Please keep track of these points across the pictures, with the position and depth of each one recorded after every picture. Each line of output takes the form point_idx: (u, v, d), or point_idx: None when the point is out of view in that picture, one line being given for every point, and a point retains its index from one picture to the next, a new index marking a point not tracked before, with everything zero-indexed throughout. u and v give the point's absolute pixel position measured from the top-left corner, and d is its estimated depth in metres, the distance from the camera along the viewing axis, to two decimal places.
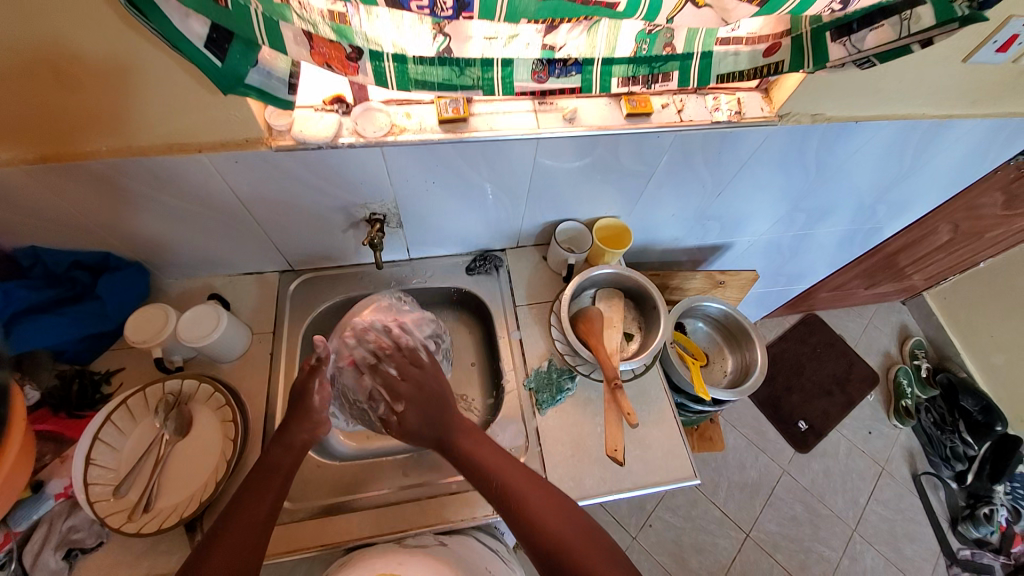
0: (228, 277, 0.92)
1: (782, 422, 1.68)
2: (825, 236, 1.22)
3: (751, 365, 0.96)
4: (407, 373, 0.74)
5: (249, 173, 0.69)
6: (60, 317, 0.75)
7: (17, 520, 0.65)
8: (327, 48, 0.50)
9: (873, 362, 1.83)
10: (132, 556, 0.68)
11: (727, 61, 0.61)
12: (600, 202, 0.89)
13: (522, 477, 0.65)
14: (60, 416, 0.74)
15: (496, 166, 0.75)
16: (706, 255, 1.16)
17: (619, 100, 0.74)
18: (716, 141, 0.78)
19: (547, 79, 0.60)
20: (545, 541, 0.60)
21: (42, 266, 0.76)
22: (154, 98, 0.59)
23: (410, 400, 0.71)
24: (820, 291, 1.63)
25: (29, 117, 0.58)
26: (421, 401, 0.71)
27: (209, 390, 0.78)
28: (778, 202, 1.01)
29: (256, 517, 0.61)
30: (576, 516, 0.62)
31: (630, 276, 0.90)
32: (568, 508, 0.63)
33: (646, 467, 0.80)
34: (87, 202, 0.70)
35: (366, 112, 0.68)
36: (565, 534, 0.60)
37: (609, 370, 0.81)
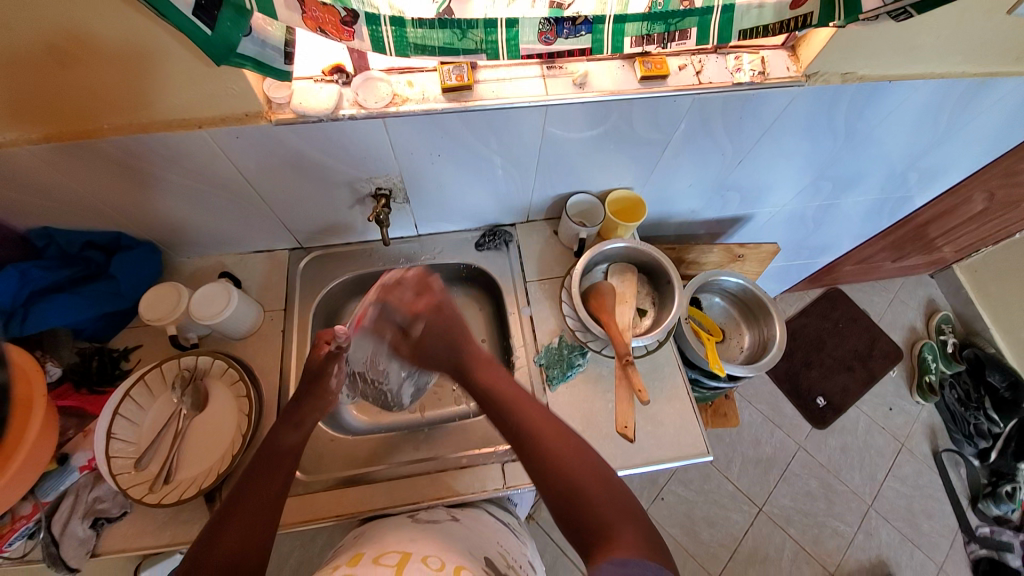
0: (238, 256, 0.92)
1: (800, 398, 1.66)
2: (851, 207, 1.16)
3: (769, 340, 0.94)
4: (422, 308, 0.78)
5: (251, 148, 0.68)
6: (75, 296, 0.76)
7: (45, 491, 0.68)
8: (321, 12, 0.47)
9: (898, 337, 1.77)
10: (156, 525, 0.71)
11: (750, 15, 0.56)
12: (612, 173, 0.86)
13: (536, 413, 0.66)
14: (81, 392, 0.77)
15: (504, 136, 0.72)
16: (724, 227, 1.12)
17: (633, 62, 0.70)
18: (737, 106, 0.73)
19: (555, 40, 0.56)
20: (548, 470, 0.60)
21: (55, 247, 0.77)
22: (150, 71, 0.57)
23: (430, 319, 0.78)
24: (845, 264, 1.57)
25: (28, 98, 0.58)
26: (438, 330, 0.77)
27: (223, 366, 0.79)
28: (803, 170, 0.96)
29: (269, 491, 0.61)
30: (577, 446, 0.63)
31: (644, 250, 0.87)
32: (579, 444, 0.62)
33: (657, 442, 0.79)
34: (94, 180, 0.70)
35: (367, 81, 0.65)
36: (564, 457, 0.61)
37: (621, 346, 0.79)
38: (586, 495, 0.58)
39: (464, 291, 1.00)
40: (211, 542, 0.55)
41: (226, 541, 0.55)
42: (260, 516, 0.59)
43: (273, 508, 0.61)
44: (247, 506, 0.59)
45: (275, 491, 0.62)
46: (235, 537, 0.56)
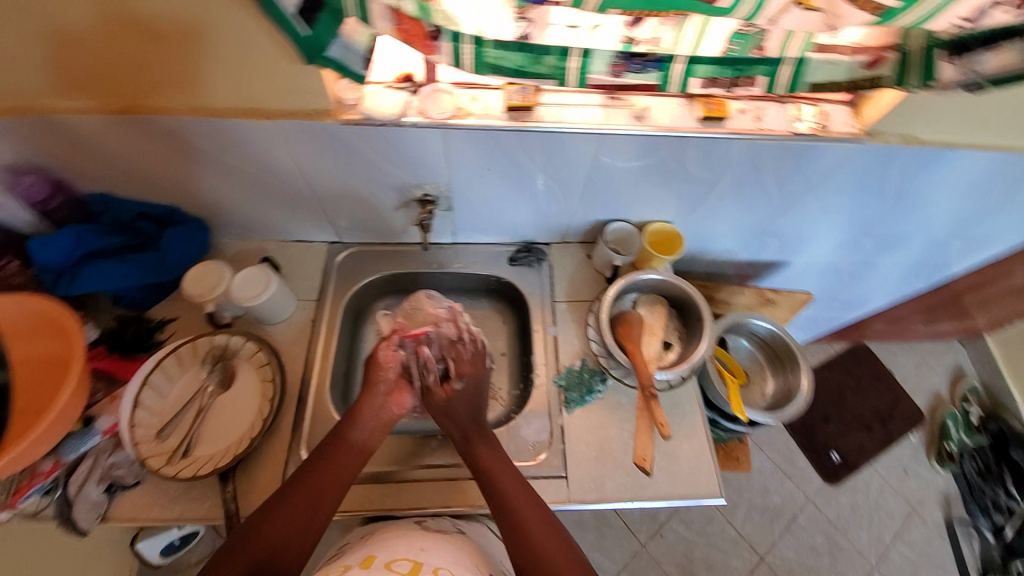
0: (279, 242, 0.94)
1: (813, 451, 1.61)
2: (888, 267, 1.15)
3: (793, 390, 0.92)
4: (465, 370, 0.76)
5: (313, 144, 0.70)
6: (122, 263, 0.79)
7: (67, 450, 0.70)
8: (410, 25, 0.50)
9: (921, 402, 1.72)
10: (166, 497, 0.72)
11: (822, 70, 0.57)
12: (655, 205, 0.86)
13: (515, 486, 0.67)
14: (114, 356, 0.79)
15: (555, 159, 0.73)
16: (757, 270, 1.11)
17: (693, 101, 0.71)
18: (793, 155, 0.74)
19: (624, 73, 0.58)
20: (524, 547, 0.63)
21: (111, 213, 0.80)
22: (231, 60, 0.59)
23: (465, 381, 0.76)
24: (873, 321, 1.53)
25: (113, 69, 0.61)
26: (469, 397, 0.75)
27: (253, 348, 0.81)
28: (847, 225, 0.95)
29: (321, 486, 0.63)
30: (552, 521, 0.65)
31: (677, 286, 0.87)
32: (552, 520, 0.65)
33: (672, 479, 0.78)
34: (160, 156, 0.73)
35: (434, 93, 0.67)
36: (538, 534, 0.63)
37: (644, 379, 0.79)
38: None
39: (491, 303, 1.00)
40: (265, 525, 0.59)
41: (276, 531, 0.59)
42: (305, 512, 0.61)
43: (329, 507, 0.63)
44: (299, 507, 0.61)
45: (333, 491, 0.64)
46: (279, 529, 0.59)
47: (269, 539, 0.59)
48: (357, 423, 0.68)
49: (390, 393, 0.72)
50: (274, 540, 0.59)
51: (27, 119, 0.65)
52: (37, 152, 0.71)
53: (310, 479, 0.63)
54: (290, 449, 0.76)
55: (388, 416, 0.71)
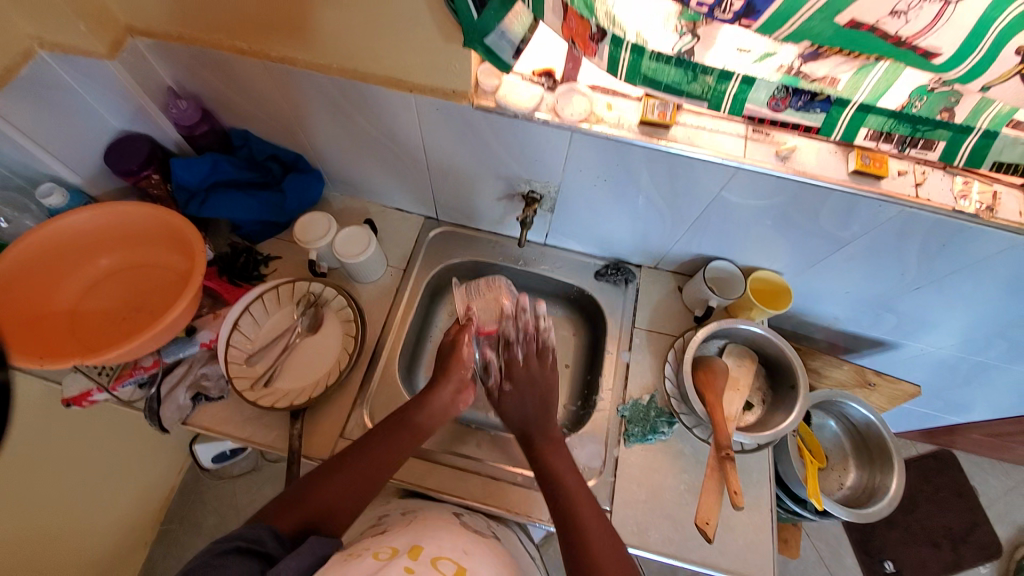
0: (381, 207, 0.98)
1: (866, 555, 1.45)
2: (1018, 377, 0.99)
3: (881, 492, 0.82)
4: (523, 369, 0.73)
5: (443, 122, 0.72)
6: (250, 197, 0.86)
7: (168, 352, 0.78)
8: (576, 23, 0.49)
9: (1009, 535, 1.49)
10: (239, 419, 0.78)
11: (1014, 150, 0.50)
12: (768, 252, 0.80)
13: (583, 494, 0.63)
14: (222, 278, 0.87)
15: (678, 184, 0.70)
16: (858, 345, 1.00)
17: (848, 151, 0.64)
18: (948, 232, 0.65)
19: (784, 109, 0.54)
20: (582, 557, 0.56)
21: (247, 150, 0.88)
22: (387, 30, 0.62)
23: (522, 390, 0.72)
24: (976, 432, 1.34)
25: (284, 21, 0.65)
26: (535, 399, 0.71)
27: (343, 302, 0.85)
28: (983, 322, 0.83)
29: (378, 463, 0.64)
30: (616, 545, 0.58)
31: (775, 343, 0.80)
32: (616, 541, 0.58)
33: (721, 547, 0.73)
34: (300, 106, 0.78)
35: (569, 92, 0.66)
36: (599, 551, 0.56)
37: (722, 437, 0.71)
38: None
39: (564, 312, 0.99)
40: (325, 475, 0.61)
41: (330, 487, 0.59)
42: (362, 484, 0.61)
43: (381, 479, 0.63)
44: (357, 469, 0.62)
45: (389, 463, 0.64)
46: (334, 492, 0.59)
47: (322, 501, 0.58)
48: (422, 409, 0.69)
49: (458, 391, 0.72)
50: (326, 504, 0.58)
51: (198, 51, 0.72)
52: (198, 81, 0.78)
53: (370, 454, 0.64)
54: (354, 403, 0.80)
55: (453, 410, 0.72)
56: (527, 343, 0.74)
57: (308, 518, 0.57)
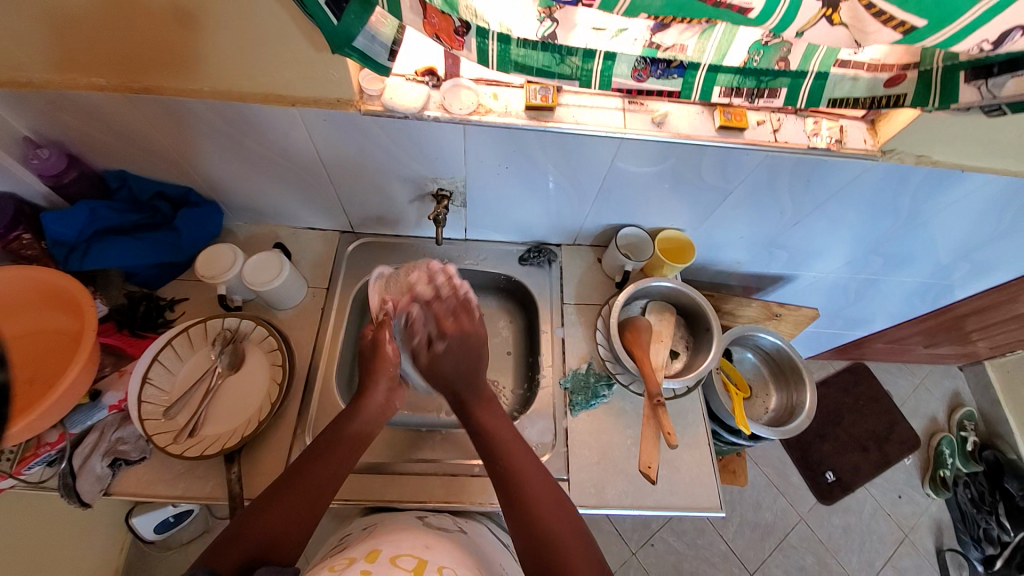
0: (292, 229, 0.95)
1: (809, 469, 1.61)
2: (894, 287, 1.14)
3: (797, 406, 0.92)
4: (460, 322, 0.74)
5: (336, 132, 0.71)
6: (138, 241, 0.80)
7: (73, 423, 0.70)
8: (438, 19, 0.50)
9: (917, 425, 1.72)
10: (169, 476, 0.73)
11: (843, 85, 0.57)
12: (667, 213, 0.86)
13: (531, 466, 0.66)
14: (123, 332, 0.80)
15: (573, 161, 0.74)
16: (764, 284, 1.11)
17: (712, 110, 0.71)
18: (808, 169, 0.74)
19: (647, 78, 0.58)
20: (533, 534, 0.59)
21: (127, 191, 0.81)
22: (255, 45, 0.60)
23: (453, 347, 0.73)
24: (877, 341, 1.52)
25: (139, 48, 0.61)
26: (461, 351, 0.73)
27: (263, 332, 0.81)
28: (856, 243, 0.95)
29: (320, 481, 0.63)
30: (567, 512, 0.62)
31: (687, 293, 0.87)
32: (565, 507, 0.62)
33: (672, 487, 0.78)
34: (179, 137, 0.73)
35: (455, 88, 0.68)
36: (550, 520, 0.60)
37: (653, 387, 0.79)
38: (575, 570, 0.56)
39: (498, 301, 1.01)
40: (263, 506, 0.59)
41: (268, 519, 0.58)
42: (305, 502, 0.61)
43: (325, 490, 0.63)
44: (298, 492, 0.61)
45: (331, 474, 0.64)
46: (281, 519, 0.58)
47: (269, 530, 0.57)
48: (353, 419, 0.69)
49: (392, 389, 0.74)
50: (275, 531, 0.57)
51: (49, 94, 0.66)
52: (52, 125, 0.71)
53: (309, 475, 0.62)
54: (295, 432, 0.77)
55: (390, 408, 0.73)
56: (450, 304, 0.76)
57: (261, 550, 0.55)
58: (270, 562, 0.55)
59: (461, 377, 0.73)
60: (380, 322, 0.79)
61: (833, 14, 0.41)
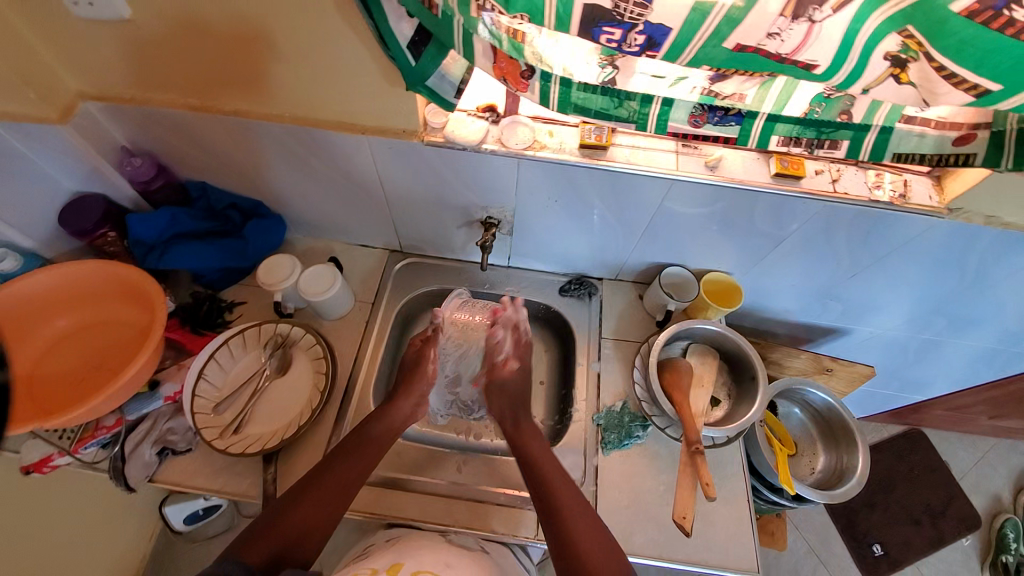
0: (345, 244, 1.00)
1: (856, 541, 1.47)
2: (961, 350, 1.06)
3: (847, 471, 0.86)
4: (522, 353, 0.81)
5: (397, 159, 0.75)
6: (207, 245, 0.87)
7: (131, 410, 0.76)
8: (506, 64, 0.53)
9: (982, 504, 1.55)
10: (211, 469, 0.77)
11: (909, 141, 0.55)
12: (714, 255, 0.85)
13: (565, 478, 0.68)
14: (185, 329, 0.86)
15: (622, 199, 0.75)
16: (813, 335, 1.06)
17: (768, 157, 0.70)
18: (867, 222, 0.72)
19: (704, 124, 0.59)
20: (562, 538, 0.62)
21: (206, 201, 0.89)
22: (336, 79, 0.66)
23: (508, 394, 0.79)
24: (938, 407, 1.41)
25: (235, 75, 0.68)
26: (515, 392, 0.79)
27: (311, 340, 0.85)
28: (917, 302, 0.90)
29: (344, 481, 0.65)
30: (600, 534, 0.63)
31: (732, 339, 0.85)
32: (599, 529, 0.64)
33: (704, 543, 0.74)
34: (257, 155, 0.80)
35: (513, 124, 0.71)
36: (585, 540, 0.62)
37: (693, 433, 0.75)
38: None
39: (535, 329, 1.01)
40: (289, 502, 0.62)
41: (297, 513, 0.61)
42: (330, 500, 0.63)
43: (349, 487, 0.65)
44: (323, 490, 0.63)
45: (357, 474, 0.66)
46: (304, 517, 0.61)
47: (295, 527, 0.60)
48: (381, 420, 0.72)
49: (418, 403, 0.76)
50: (300, 528, 0.60)
51: (154, 112, 0.74)
52: (152, 138, 0.80)
53: (333, 473, 0.65)
54: (329, 440, 0.79)
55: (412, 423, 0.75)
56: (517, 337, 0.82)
57: (287, 543, 0.58)
58: (291, 557, 0.58)
59: (519, 397, 0.79)
60: (426, 338, 0.83)
61: (902, 74, 0.41)
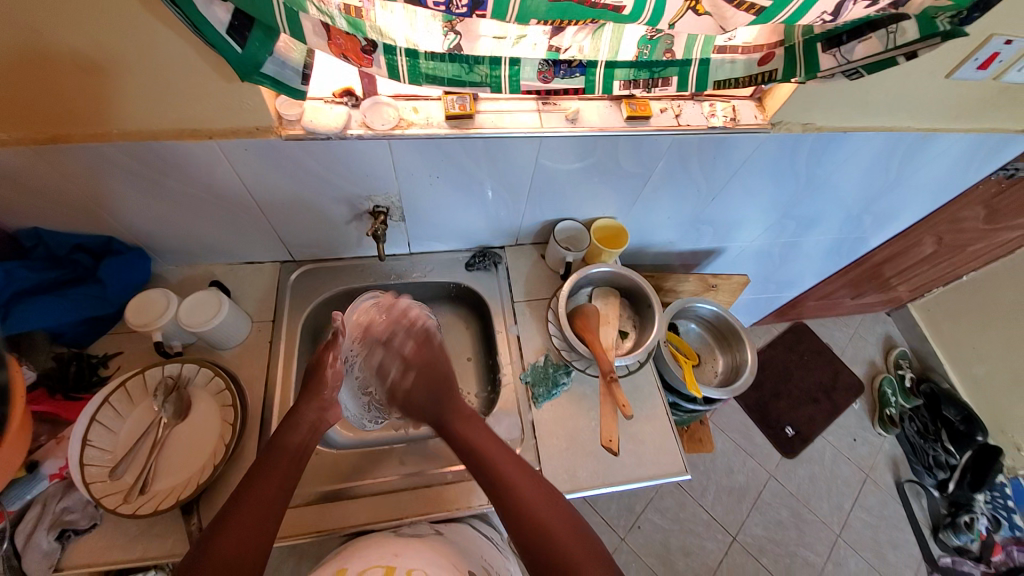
0: (229, 266, 0.93)
1: (771, 428, 1.71)
2: (814, 245, 1.26)
3: (741, 365, 1.00)
4: (414, 357, 0.76)
5: (259, 161, 0.70)
6: (60, 298, 0.75)
7: (11, 499, 0.65)
8: (344, 40, 0.52)
9: (859, 371, 1.87)
10: (126, 539, 0.68)
11: (724, 69, 0.63)
12: (598, 203, 0.92)
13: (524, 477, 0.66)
14: (56, 397, 0.74)
15: (500, 164, 0.78)
16: (699, 259, 1.19)
17: (619, 103, 0.77)
18: (711, 146, 0.81)
19: (553, 79, 0.62)
20: (536, 536, 0.61)
21: (44, 248, 0.76)
22: (166, 82, 0.59)
23: (421, 374, 0.75)
24: (809, 299, 1.66)
25: (41, 97, 0.59)
26: (430, 381, 0.75)
27: (209, 374, 0.78)
28: (770, 210, 1.04)
29: (265, 499, 0.62)
30: (550, 494, 0.66)
31: (626, 275, 0.93)
32: (551, 492, 0.66)
33: (638, 460, 0.82)
34: (98, 185, 0.71)
35: (375, 106, 0.70)
36: (537, 504, 0.64)
37: (605, 365, 0.84)
38: (568, 552, 0.60)
39: (452, 310, 1.02)
40: (210, 539, 0.57)
41: (223, 547, 0.57)
42: (255, 525, 0.59)
43: (275, 504, 0.62)
44: (246, 513, 0.60)
45: (275, 491, 0.63)
46: (233, 548, 0.57)
47: (222, 562, 0.56)
48: (290, 431, 0.69)
49: (322, 406, 0.73)
50: (231, 560, 0.56)
51: None
52: None
53: (252, 495, 0.61)
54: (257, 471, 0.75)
55: (322, 428, 0.72)
56: (407, 334, 0.78)
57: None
58: None
59: (431, 401, 0.74)
60: (329, 343, 0.77)
61: (697, 6, 0.47)
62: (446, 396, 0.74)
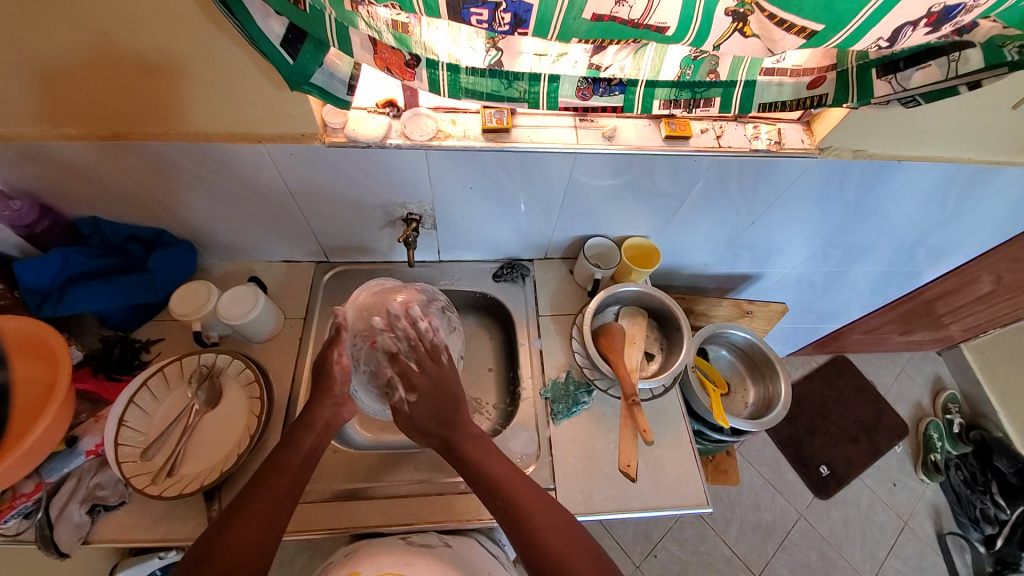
0: (267, 263, 0.96)
1: (803, 465, 1.62)
2: (860, 276, 1.19)
3: (774, 398, 0.95)
4: (418, 377, 0.70)
5: (301, 165, 0.73)
6: (109, 284, 0.80)
7: (49, 471, 0.69)
8: (389, 54, 0.53)
9: (904, 412, 1.75)
10: (150, 519, 0.72)
11: (770, 91, 0.61)
12: (630, 221, 0.90)
13: (546, 514, 0.64)
14: (99, 377, 0.79)
15: (533, 178, 0.78)
16: (735, 283, 1.15)
17: (658, 122, 0.76)
18: (753, 170, 0.79)
19: (592, 97, 0.61)
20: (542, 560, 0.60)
21: (100, 236, 0.82)
22: (220, 88, 0.63)
23: (422, 395, 0.69)
24: (852, 333, 1.57)
25: (110, 100, 0.64)
26: (433, 401, 0.69)
27: (240, 366, 0.82)
28: (813, 237, 1.00)
29: (278, 494, 0.63)
30: (556, 512, 0.65)
31: (655, 296, 0.91)
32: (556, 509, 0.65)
33: (657, 488, 0.79)
34: (155, 182, 0.76)
35: (415, 117, 0.72)
36: (542, 524, 0.63)
37: (628, 387, 0.82)
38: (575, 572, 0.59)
39: (477, 319, 1.02)
40: (221, 532, 0.59)
41: (233, 540, 0.58)
42: (265, 521, 0.61)
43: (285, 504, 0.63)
44: (256, 511, 0.61)
45: (286, 488, 0.64)
46: (242, 542, 0.58)
47: (233, 552, 0.57)
48: (310, 426, 0.70)
49: (341, 401, 0.74)
50: (238, 554, 0.58)
51: (23, 147, 0.68)
52: (29, 176, 0.73)
53: (265, 490, 0.63)
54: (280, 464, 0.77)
55: (335, 426, 0.73)
56: (413, 347, 0.72)
57: (223, 573, 0.56)
58: None
59: (436, 420, 0.69)
60: (332, 341, 0.76)
61: (744, 27, 0.45)
62: (455, 414, 0.70)
